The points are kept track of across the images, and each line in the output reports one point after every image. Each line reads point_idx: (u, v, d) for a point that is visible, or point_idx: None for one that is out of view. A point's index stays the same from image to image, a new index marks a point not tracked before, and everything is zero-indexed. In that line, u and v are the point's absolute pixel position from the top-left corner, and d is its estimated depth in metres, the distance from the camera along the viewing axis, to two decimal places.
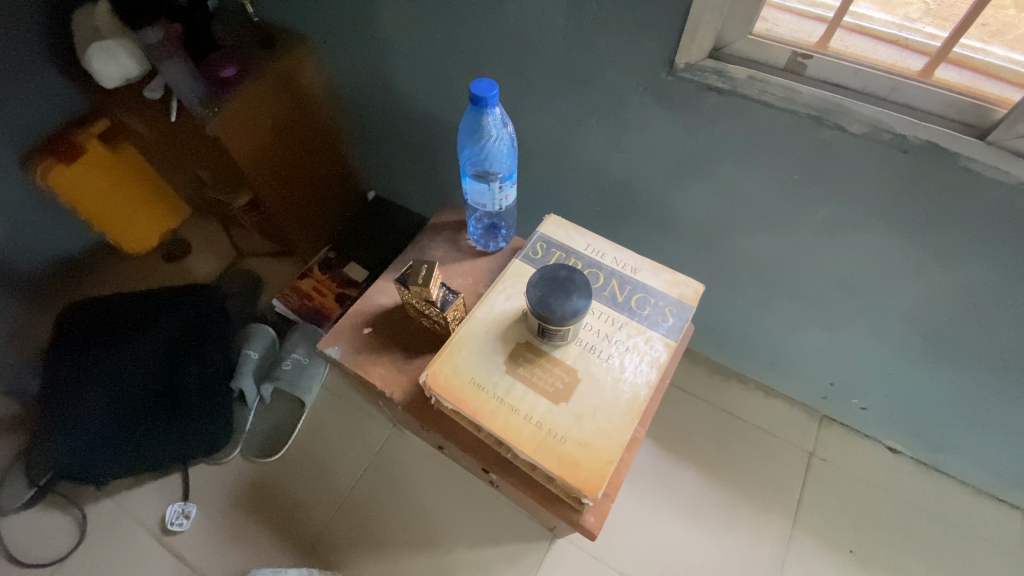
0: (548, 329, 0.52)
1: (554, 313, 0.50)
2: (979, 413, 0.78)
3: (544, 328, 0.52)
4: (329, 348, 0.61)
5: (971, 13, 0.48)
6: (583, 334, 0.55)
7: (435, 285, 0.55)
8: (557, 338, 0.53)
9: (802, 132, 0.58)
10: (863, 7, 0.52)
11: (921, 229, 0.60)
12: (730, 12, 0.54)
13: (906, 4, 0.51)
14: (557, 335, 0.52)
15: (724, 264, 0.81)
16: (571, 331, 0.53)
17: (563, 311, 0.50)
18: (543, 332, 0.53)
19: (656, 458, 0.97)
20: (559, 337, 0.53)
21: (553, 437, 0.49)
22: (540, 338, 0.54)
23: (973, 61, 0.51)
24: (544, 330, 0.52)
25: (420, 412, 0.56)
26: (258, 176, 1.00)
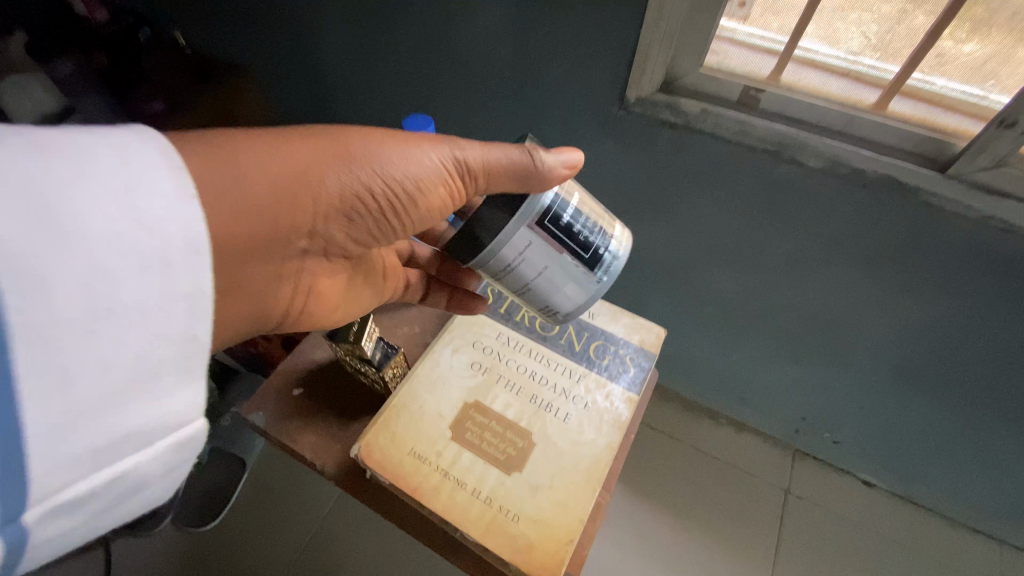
0: (525, 196, 0.38)
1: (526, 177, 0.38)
2: (953, 443, 0.76)
3: (534, 228, 0.38)
4: (254, 414, 0.53)
5: (927, 38, 0.47)
6: (604, 226, 0.42)
7: (370, 339, 0.48)
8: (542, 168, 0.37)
9: (760, 167, 0.56)
10: (810, 42, 0.52)
11: (882, 264, 0.59)
12: (681, 42, 0.51)
13: (848, 36, 0.50)
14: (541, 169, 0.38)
15: (690, 301, 0.78)
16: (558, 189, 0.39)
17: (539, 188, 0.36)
18: (542, 248, 0.39)
19: (630, 504, 0.92)
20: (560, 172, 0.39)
21: (505, 515, 0.43)
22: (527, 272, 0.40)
23: (929, 91, 0.50)
24: (539, 240, 0.39)
25: (355, 487, 0.49)
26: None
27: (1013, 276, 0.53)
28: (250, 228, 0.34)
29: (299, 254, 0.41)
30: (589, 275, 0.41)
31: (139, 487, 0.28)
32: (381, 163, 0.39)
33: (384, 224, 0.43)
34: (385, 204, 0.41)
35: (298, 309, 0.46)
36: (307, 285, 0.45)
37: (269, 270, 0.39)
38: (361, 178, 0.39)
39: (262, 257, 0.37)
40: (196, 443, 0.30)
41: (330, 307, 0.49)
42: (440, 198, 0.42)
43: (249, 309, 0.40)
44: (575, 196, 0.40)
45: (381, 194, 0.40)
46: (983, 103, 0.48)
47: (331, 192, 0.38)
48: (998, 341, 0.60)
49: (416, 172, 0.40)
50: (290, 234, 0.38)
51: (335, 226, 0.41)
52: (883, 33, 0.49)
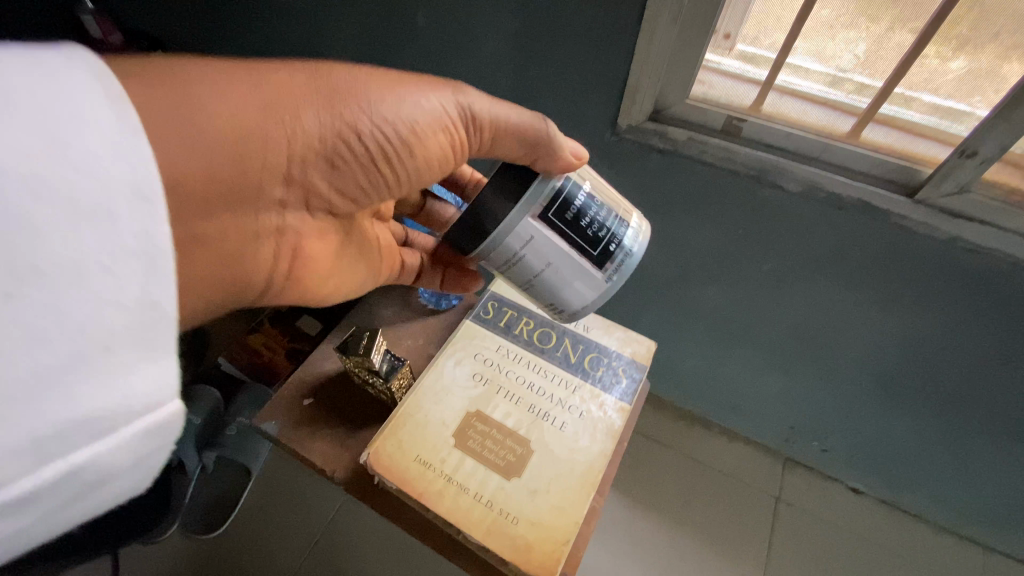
0: (529, 187, 0.40)
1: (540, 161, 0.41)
2: (935, 451, 0.79)
3: (538, 221, 0.40)
4: (266, 423, 0.56)
5: (902, 65, 0.50)
6: (616, 222, 0.42)
7: (378, 352, 0.52)
8: (552, 159, 0.40)
9: (743, 190, 0.60)
10: (800, 59, 0.54)
11: (859, 281, 0.62)
12: (668, 78, 0.55)
13: (838, 56, 0.52)
14: (552, 155, 0.40)
15: (682, 314, 0.82)
16: (569, 178, 0.41)
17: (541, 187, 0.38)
18: (546, 240, 0.41)
19: (625, 511, 0.95)
20: (568, 161, 0.41)
21: (505, 518, 0.46)
22: (540, 263, 0.42)
23: (903, 119, 0.53)
24: (542, 232, 0.40)
25: (363, 492, 0.52)
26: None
27: (979, 293, 0.57)
28: (224, 164, 0.35)
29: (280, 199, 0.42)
30: (597, 270, 0.42)
31: (102, 480, 0.25)
32: (365, 105, 0.41)
33: (367, 169, 0.44)
34: (370, 148, 0.42)
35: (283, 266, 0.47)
36: (290, 236, 0.46)
37: (249, 216, 0.40)
38: (342, 119, 0.40)
39: (241, 199, 0.38)
40: (170, 429, 0.27)
41: (315, 264, 0.51)
42: (428, 143, 0.44)
43: (235, 261, 0.40)
44: (586, 191, 0.42)
45: (366, 136, 0.41)
46: (952, 130, 0.51)
47: (308, 130, 0.39)
48: (970, 353, 0.63)
49: (407, 116, 0.42)
50: (266, 175, 0.39)
51: (316, 169, 0.42)
52: (869, 53, 0.51)
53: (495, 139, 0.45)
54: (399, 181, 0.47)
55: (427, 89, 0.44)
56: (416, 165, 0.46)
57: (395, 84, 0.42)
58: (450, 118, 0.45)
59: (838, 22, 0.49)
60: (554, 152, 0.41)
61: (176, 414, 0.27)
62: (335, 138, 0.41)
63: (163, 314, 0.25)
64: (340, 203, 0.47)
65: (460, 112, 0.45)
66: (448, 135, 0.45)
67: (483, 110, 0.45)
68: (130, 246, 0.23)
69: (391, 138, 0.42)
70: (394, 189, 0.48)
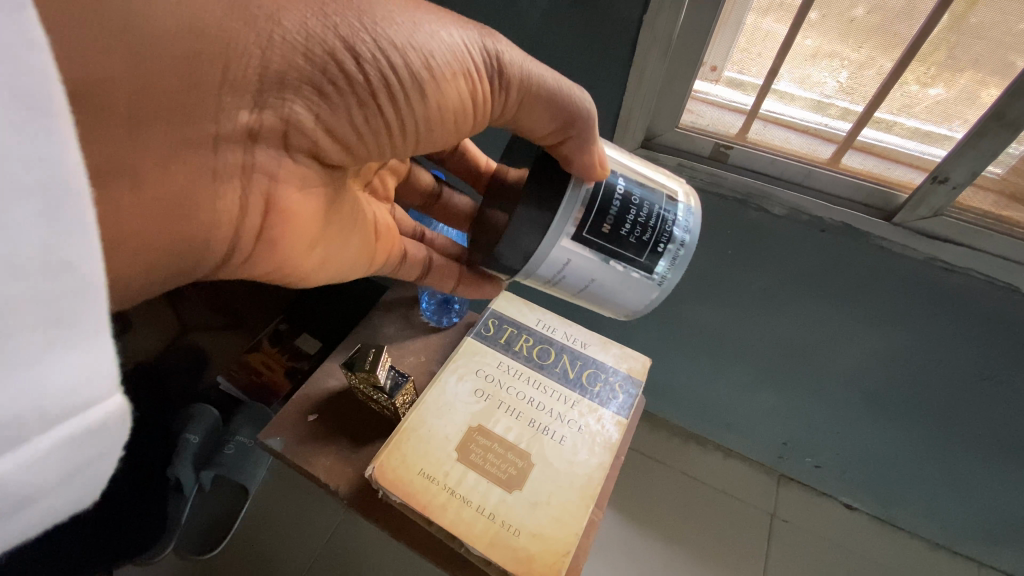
0: (566, 205, 0.40)
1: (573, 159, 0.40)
2: (925, 467, 0.81)
3: (573, 242, 0.41)
4: (271, 439, 0.57)
5: (881, 93, 0.53)
6: (660, 220, 0.41)
7: (383, 368, 0.53)
8: (580, 154, 0.40)
9: (731, 213, 0.63)
10: (785, 85, 0.57)
11: (843, 300, 0.65)
12: (659, 107, 0.58)
13: (822, 83, 0.55)
14: (581, 148, 0.40)
15: (675, 331, 0.84)
16: (610, 177, 0.41)
17: (542, 211, 0.40)
18: (583, 259, 0.41)
19: (622, 529, 0.96)
20: (593, 173, 0.40)
21: (507, 530, 0.48)
22: (579, 282, 0.44)
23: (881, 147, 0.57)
24: (578, 254, 0.41)
25: (367, 507, 0.53)
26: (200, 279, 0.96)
27: (958, 312, 0.60)
28: (162, 58, 0.28)
29: (251, 135, 0.34)
30: (646, 276, 0.43)
31: (23, 499, 0.21)
32: (370, 24, 0.35)
33: (367, 110, 0.37)
34: (371, 79, 0.36)
35: (256, 227, 0.39)
36: (264, 180, 0.37)
37: (204, 148, 0.32)
38: (335, 32, 0.34)
39: (190, 116, 0.30)
40: (110, 432, 0.23)
41: (299, 232, 0.42)
42: (444, 86, 0.39)
43: (183, 208, 0.33)
44: (626, 192, 0.41)
45: (368, 62, 0.35)
46: (924, 157, 0.54)
47: (287, 38, 0.32)
48: (953, 370, 0.66)
49: (420, 43, 0.37)
50: (228, 91, 0.31)
51: (303, 101, 0.35)
52: (852, 79, 0.53)
53: (524, 100, 0.42)
54: (404, 129, 0.40)
55: (449, 24, 0.39)
56: (427, 111, 0.40)
57: (414, 10, 0.37)
58: (472, 60, 0.40)
59: (821, 51, 0.52)
60: (587, 145, 0.40)
61: (118, 413, 0.23)
62: (327, 58, 0.34)
63: (79, 279, 0.20)
64: (333, 154, 0.40)
65: (485, 58, 0.40)
66: (473, 81, 0.40)
67: (514, 63, 0.41)
68: (22, 180, 0.18)
69: (399, 70, 0.37)
70: (397, 140, 0.41)
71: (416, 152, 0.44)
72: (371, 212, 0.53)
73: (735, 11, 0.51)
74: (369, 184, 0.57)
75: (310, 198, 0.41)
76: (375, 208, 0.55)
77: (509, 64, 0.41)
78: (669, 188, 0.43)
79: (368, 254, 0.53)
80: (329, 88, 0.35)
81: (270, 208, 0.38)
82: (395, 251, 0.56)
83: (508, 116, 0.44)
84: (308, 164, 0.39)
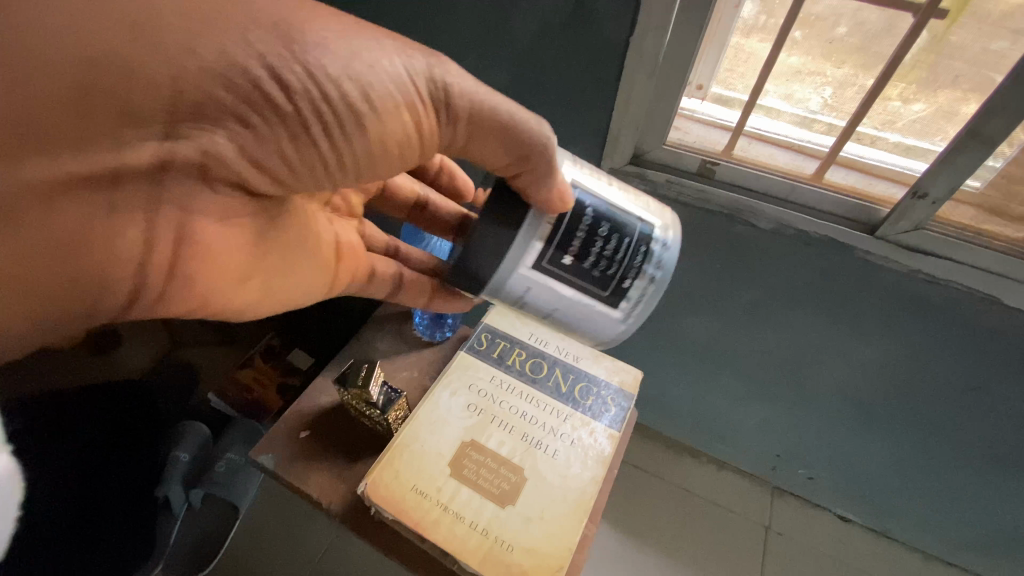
0: (528, 232, 0.41)
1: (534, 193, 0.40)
2: (916, 477, 0.82)
3: (535, 268, 0.42)
4: (262, 456, 0.56)
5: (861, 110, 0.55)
6: (628, 251, 0.42)
7: (376, 384, 0.53)
8: (539, 190, 0.39)
9: (719, 227, 0.64)
10: (773, 101, 0.59)
11: (831, 311, 0.66)
12: (647, 125, 0.59)
13: (806, 99, 0.58)
14: (539, 184, 0.39)
15: (667, 344, 0.84)
16: (579, 201, 0.41)
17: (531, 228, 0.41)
18: (543, 285, 0.43)
19: (617, 544, 0.95)
20: (554, 206, 0.40)
21: (501, 546, 0.47)
22: (539, 305, 0.45)
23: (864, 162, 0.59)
24: (539, 281, 0.43)
25: (360, 524, 0.53)
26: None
27: (942, 324, 0.61)
28: (36, 86, 0.25)
29: (159, 169, 0.29)
30: (609, 309, 0.44)
31: None
32: (301, 48, 0.30)
33: (301, 144, 0.33)
34: (303, 112, 0.31)
35: (168, 271, 0.32)
36: (176, 223, 0.31)
37: (94, 183, 0.28)
38: (260, 59, 0.29)
39: (78, 152, 0.27)
40: None
41: (230, 272, 0.36)
42: (387, 119, 0.35)
43: (67, 253, 0.28)
44: (594, 221, 0.41)
45: (299, 94, 0.31)
46: (903, 172, 0.56)
47: (201, 66, 0.28)
48: (940, 381, 0.67)
49: (364, 78, 0.33)
50: (124, 120, 0.27)
51: (224, 133, 0.30)
52: (835, 97, 0.56)
53: (475, 132, 0.39)
54: (346, 166, 0.36)
55: (396, 48, 0.35)
56: (371, 146, 0.35)
57: (358, 36, 0.33)
58: (418, 91, 0.36)
59: (804, 69, 0.55)
60: (544, 180, 0.39)
61: None
62: (251, 88, 0.29)
63: None
64: (265, 186, 0.34)
65: (435, 87, 0.36)
66: (421, 115, 0.37)
67: (465, 93, 0.38)
68: None
69: (336, 103, 0.32)
70: (339, 178, 0.37)
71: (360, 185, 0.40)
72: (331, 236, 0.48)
73: (720, 33, 0.53)
74: (330, 201, 0.52)
75: (240, 237, 0.35)
76: (340, 229, 0.50)
77: (457, 97, 0.37)
78: (646, 217, 0.44)
79: (328, 277, 0.48)
80: (255, 118, 0.30)
81: (183, 247, 0.32)
82: (361, 272, 0.53)
83: (457, 144, 0.41)
84: (235, 197, 0.33)
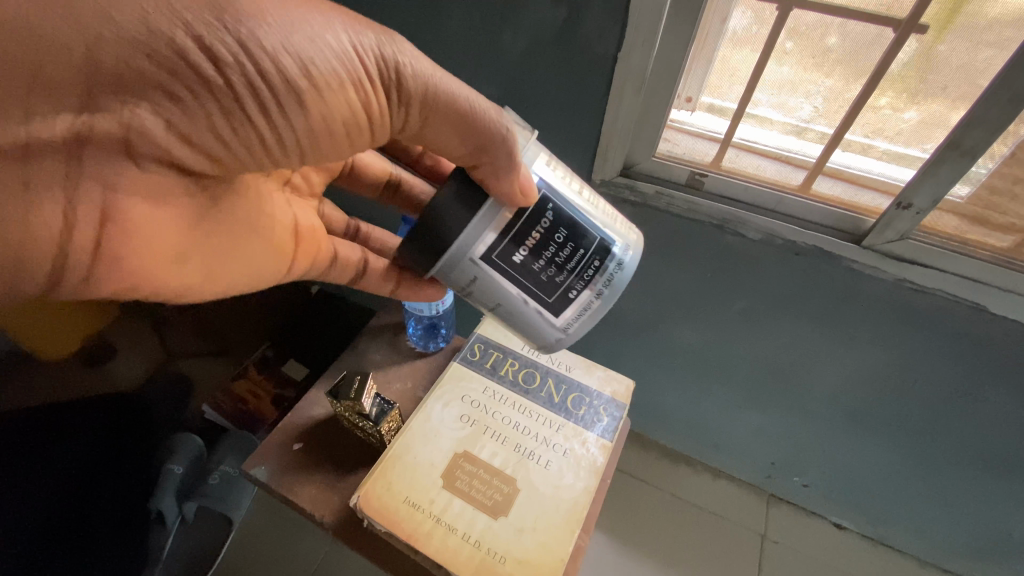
0: (481, 219, 0.37)
1: (489, 180, 0.36)
2: (910, 484, 0.82)
3: (482, 260, 0.38)
4: (255, 468, 0.56)
5: (846, 120, 0.55)
6: (583, 263, 0.39)
7: (368, 396, 0.53)
8: (497, 180, 0.36)
9: (709, 237, 0.65)
10: (763, 109, 0.59)
11: (821, 319, 0.67)
12: (635, 138, 0.60)
13: (799, 108, 0.57)
14: (497, 174, 0.36)
15: (660, 352, 0.85)
16: (541, 196, 0.37)
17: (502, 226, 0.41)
18: (489, 281, 0.39)
19: (614, 553, 0.95)
20: (516, 198, 0.36)
21: (493, 557, 0.47)
22: (482, 303, 0.41)
23: (848, 172, 0.59)
24: (485, 275, 0.39)
25: (353, 536, 0.53)
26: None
27: (931, 331, 0.61)
28: None
29: (76, 142, 0.29)
30: (553, 318, 0.41)
31: None
32: (233, 20, 0.29)
33: (234, 119, 0.32)
34: (236, 86, 0.31)
35: (94, 250, 0.32)
36: (101, 195, 0.31)
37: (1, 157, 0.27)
38: (187, 28, 0.28)
39: None
40: None
41: (163, 255, 0.36)
42: (329, 96, 0.34)
43: None
44: (554, 223, 0.38)
45: (230, 65, 0.30)
46: (890, 182, 0.56)
47: (119, 34, 0.27)
48: (930, 388, 0.68)
49: (299, 48, 0.32)
50: (37, 92, 0.26)
51: (149, 106, 0.29)
52: (826, 106, 0.55)
53: (428, 115, 0.39)
54: (284, 143, 0.36)
55: (337, 22, 0.34)
56: (311, 124, 0.35)
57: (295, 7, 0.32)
58: (365, 69, 0.35)
59: (797, 80, 0.54)
60: (504, 172, 0.36)
61: None
62: (178, 60, 0.29)
63: None
64: (198, 164, 0.34)
65: (381, 67, 0.36)
66: (361, 95, 0.36)
67: (416, 74, 0.37)
68: None
69: (272, 77, 0.32)
70: (276, 153, 0.36)
71: (306, 165, 0.39)
72: (282, 218, 0.50)
73: (707, 47, 0.54)
74: (290, 180, 0.54)
75: (173, 214, 0.35)
76: (299, 210, 0.53)
77: (409, 77, 0.37)
78: (612, 231, 0.40)
79: (284, 260, 0.51)
80: (183, 92, 0.30)
81: (108, 226, 0.32)
82: (321, 257, 0.56)
83: (412, 128, 0.40)
84: (165, 175, 0.33)
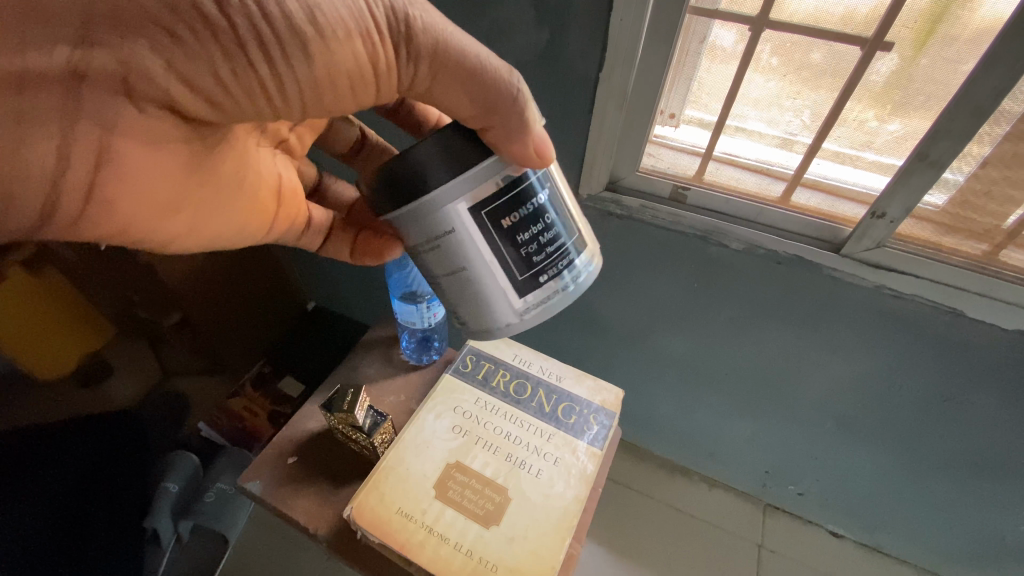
0: (473, 176, 0.35)
1: (500, 141, 0.35)
2: (904, 491, 0.82)
3: (468, 212, 0.36)
4: (250, 482, 0.57)
5: (820, 135, 0.57)
6: (558, 255, 0.39)
7: (362, 409, 0.54)
8: (509, 143, 0.35)
9: (695, 248, 0.66)
10: (752, 123, 0.60)
11: (807, 326, 0.68)
12: (619, 154, 0.63)
13: (786, 121, 0.58)
14: (509, 137, 0.35)
15: (651, 362, 0.86)
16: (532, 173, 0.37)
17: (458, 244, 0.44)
18: (467, 236, 0.37)
19: (609, 564, 0.95)
20: (527, 162, 0.36)
21: (484, 565, 0.48)
22: (452, 262, 0.38)
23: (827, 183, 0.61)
24: (467, 229, 0.36)
25: (346, 548, 0.53)
26: (173, 313, 0.84)
27: (916, 336, 0.63)
28: None
29: (75, 76, 0.31)
30: (517, 297, 0.40)
31: None
32: None
33: (234, 63, 0.32)
34: (239, 27, 0.31)
35: (87, 189, 0.35)
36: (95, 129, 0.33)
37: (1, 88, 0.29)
38: None
39: None
40: None
41: (151, 202, 0.40)
42: (335, 47, 0.34)
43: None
44: (544, 204, 0.38)
45: (233, 6, 0.30)
46: (864, 192, 0.59)
47: None
48: (918, 392, 0.68)
49: None
50: (32, 22, 0.28)
51: (148, 43, 0.30)
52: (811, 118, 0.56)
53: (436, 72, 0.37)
54: (283, 91, 0.35)
55: None
56: (315, 74, 0.35)
57: None
58: (373, 18, 0.34)
59: (782, 94, 0.56)
60: (517, 135, 0.36)
61: None
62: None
63: None
64: (195, 110, 0.36)
65: (391, 18, 0.35)
66: (370, 49, 0.35)
67: (427, 29, 0.35)
68: None
69: (275, 21, 0.31)
70: (277, 102, 0.36)
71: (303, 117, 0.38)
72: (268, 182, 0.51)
73: (686, 65, 0.57)
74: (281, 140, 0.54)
75: (161, 156, 0.37)
76: (283, 164, 0.54)
77: (420, 31, 0.35)
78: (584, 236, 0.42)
79: (264, 224, 0.52)
80: (182, 31, 0.30)
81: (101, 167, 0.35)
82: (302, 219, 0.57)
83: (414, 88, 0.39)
84: (160, 118, 0.35)
